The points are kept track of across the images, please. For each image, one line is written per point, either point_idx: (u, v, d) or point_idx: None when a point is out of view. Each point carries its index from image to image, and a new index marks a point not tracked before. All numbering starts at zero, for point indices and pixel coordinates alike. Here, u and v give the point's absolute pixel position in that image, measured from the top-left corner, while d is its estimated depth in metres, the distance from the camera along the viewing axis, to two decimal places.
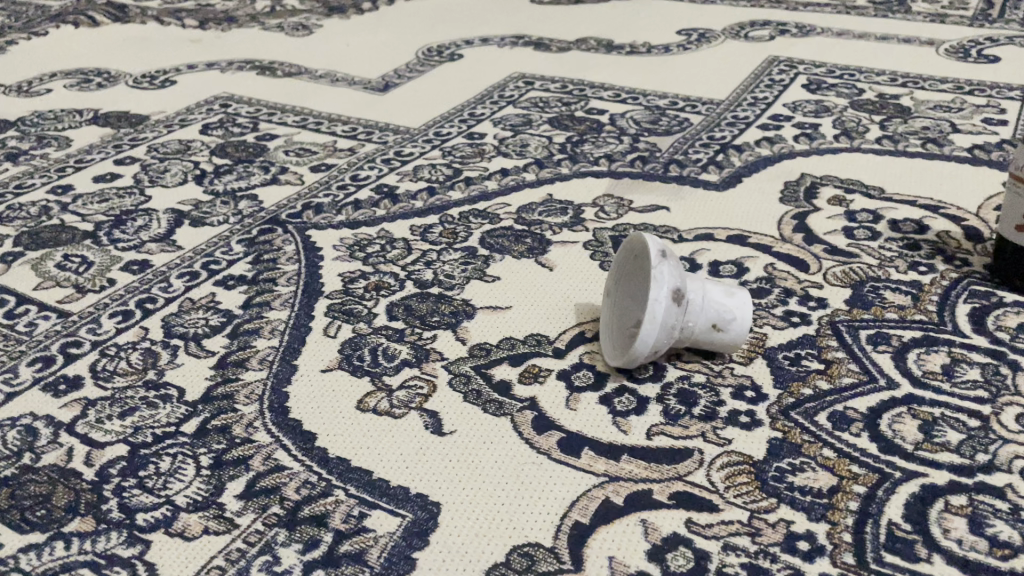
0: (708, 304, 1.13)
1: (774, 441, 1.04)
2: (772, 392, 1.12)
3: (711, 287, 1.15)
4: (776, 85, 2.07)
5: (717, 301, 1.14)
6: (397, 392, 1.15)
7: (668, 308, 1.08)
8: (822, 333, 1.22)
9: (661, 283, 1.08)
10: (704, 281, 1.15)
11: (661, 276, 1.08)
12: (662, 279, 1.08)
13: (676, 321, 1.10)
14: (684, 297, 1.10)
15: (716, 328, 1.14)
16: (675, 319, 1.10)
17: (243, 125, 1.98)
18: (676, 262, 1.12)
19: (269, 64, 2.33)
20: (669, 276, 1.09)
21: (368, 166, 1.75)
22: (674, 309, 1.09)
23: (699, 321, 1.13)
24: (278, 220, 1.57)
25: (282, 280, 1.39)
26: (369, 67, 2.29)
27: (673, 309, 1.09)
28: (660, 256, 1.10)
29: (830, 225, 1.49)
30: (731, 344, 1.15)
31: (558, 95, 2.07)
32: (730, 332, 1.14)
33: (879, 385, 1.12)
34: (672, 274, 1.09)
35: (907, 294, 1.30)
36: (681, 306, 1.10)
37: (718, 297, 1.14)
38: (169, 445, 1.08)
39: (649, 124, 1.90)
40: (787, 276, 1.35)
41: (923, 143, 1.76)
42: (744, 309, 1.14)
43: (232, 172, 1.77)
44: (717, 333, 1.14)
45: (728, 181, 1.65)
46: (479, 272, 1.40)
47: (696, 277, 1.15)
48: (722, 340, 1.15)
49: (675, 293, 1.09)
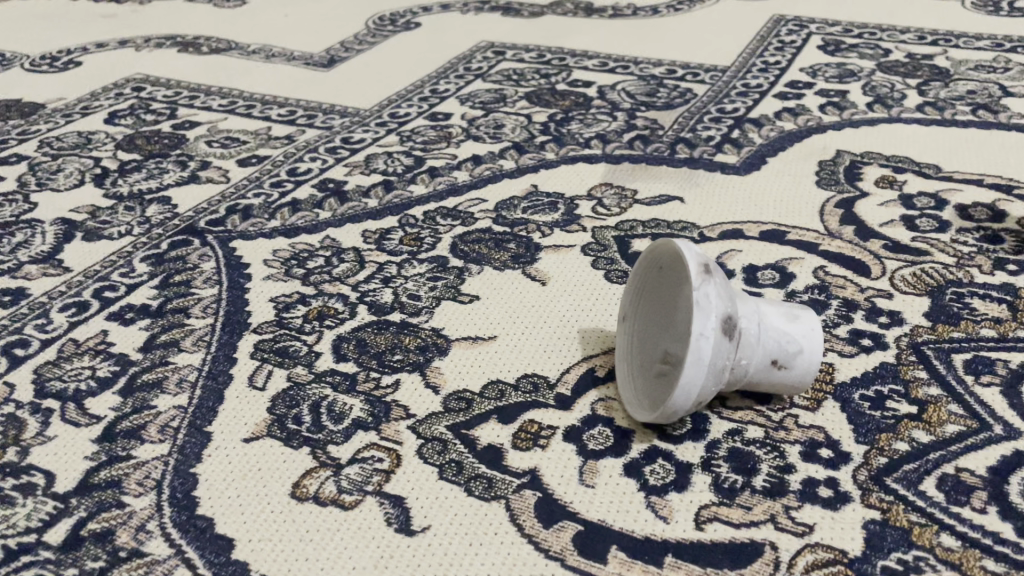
0: (764, 332, 0.85)
1: (871, 526, 0.76)
2: (855, 450, 0.83)
3: (764, 309, 0.86)
4: (787, 47, 1.78)
5: (774, 328, 0.85)
6: (348, 469, 0.84)
7: (719, 344, 0.79)
8: (904, 360, 0.94)
9: (708, 310, 0.78)
10: (754, 300, 0.86)
11: (708, 301, 0.79)
12: (708, 305, 0.79)
13: (727, 359, 0.81)
14: (736, 327, 0.81)
15: (775, 365, 0.85)
16: (727, 357, 0.81)
17: (157, 111, 1.64)
18: (723, 279, 0.82)
19: (193, 40, 1.98)
20: (717, 301, 0.79)
21: (309, 157, 1.43)
22: (725, 344, 0.80)
23: (755, 356, 0.84)
24: (195, 229, 1.25)
25: (197, 310, 1.07)
26: (310, 40, 1.95)
27: (724, 345, 0.80)
28: (703, 273, 0.80)
29: (885, 214, 1.20)
30: (795, 382, 0.86)
31: (535, 66, 1.76)
32: (794, 368, 0.86)
33: (996, 433, 0.84)
34: (720, 297, 0.80)
35: (1002, 302, 1.02)
36: (733, 340, 0.81)
37: (775, 322, 0.86)
38: (25, 566, 0.76)
39: (646, 97, 1.60)
40: (846, 283, 1.06)
41: (973, 109, 1.48)
42: (811, 338, 0.86)
43: (141, 169, 1.43)
44: (776, 370, 0.86)
45: (751, 162, 1.35)
46: (452, 290, 1.09)
47: (744, 296, 0.86)
48: (783, 378, 0.86)
49: (725, 324, 0.79)
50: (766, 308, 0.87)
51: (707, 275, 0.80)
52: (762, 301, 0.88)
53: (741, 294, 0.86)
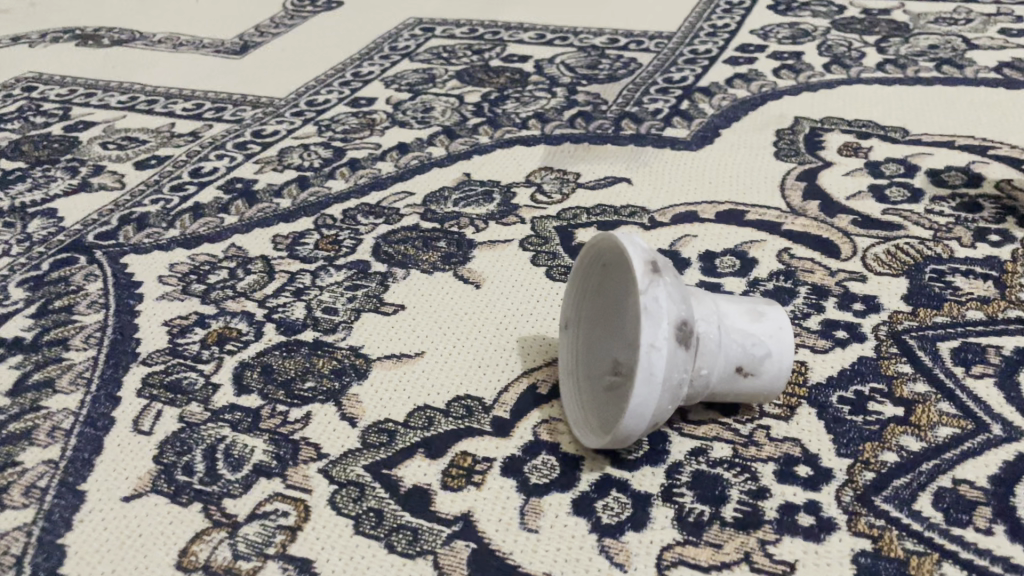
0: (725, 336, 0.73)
1: (862, 560, 0.64)
2: (837, 465, 0.72)
3: (724, 307, 0.74)
4: (736, 9, 1.66)
5: (737, 329, 0.74)
6: (246, 528, 0.71)
7: (674, 355, 0.67)
8: (885, 353, 0.83)
9: (659, 318, 0.66)
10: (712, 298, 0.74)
11: (658, 307, 0.67)
12: (658, 310, 0.67)
13: (685, 372, 0.69)
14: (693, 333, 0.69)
15: (740, 371, 0.74)
16: (685, 370, 0.69)
17: (48, 112, 1.47)
18: (674, 278, 0.70)
19: (94, 32, 1.81)
20: (669, 306, 0.67)
21: (215, 155, 1.29)
22: (682, 355, 0.68)
23: (717, 364, 0.72)
24: (82, 245, 1.10)
25: (78, 341, 0.93)
26: (222, 26, 1.79)
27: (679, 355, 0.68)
28: (651, 273, 0.68)
29: (851, 186, 1.09)
30: (764, 390, 0.75)
31: (467, 42, 1.62)
32: (763, 374, 0.74)
33: (994, 434, 0.74)
34: (673, 299, 0.68)
35: (987, 279, 0.91)
36: (690, 348, 0.69)
37: (737, 322, 0.74)
38: None
39: (587, 69, 1.47)
40: (814, 267, 0.95)
41: (937, 65, 1.38)
42: (779, 339, 0.74)
43: (25, 178, 1.27)
44: (742, 377, 0.74)
45: (703, 135, 1.23)
46: (374, 299, 0.96)
47: (700, 293, 0.74)
48: (750, 387, 0.74)
49: (681, 332, 0.67)
50: (726, 306, 0.75)
51: (656, 275, 0.68)
52: (722, 298, 0.76)
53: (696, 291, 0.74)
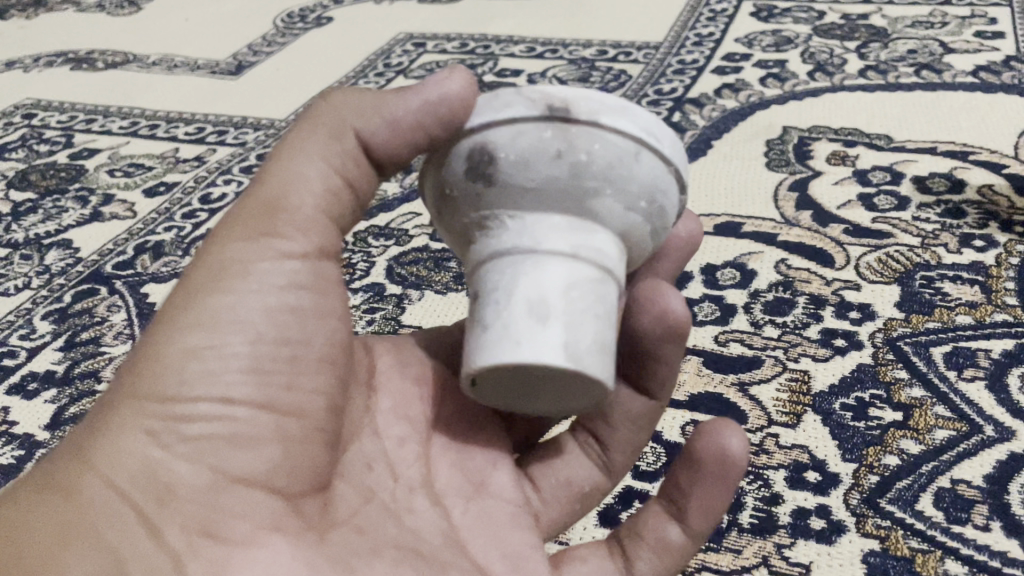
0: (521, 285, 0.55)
1: (871, 559, 0.71)
2: (843, 469, 0.77)
3: (612, 126, 0.55)
4: (719, 16, 1.70)
5: (607, 176, 0.55)
6: None
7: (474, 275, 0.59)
8: (882, 359, 0.88)
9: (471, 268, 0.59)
10: (613, 114, 0.55)
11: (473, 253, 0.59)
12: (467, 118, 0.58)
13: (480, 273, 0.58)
14: (495, 261, 0.56)
15: (577, 237, 0.56)
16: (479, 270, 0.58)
17: (51, 140, 1.50)
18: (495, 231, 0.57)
19: (88, 55, 1.83)
20: (478, 266, 0.58)
21: (223, 181, 1.32)
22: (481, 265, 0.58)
23: (522, 278, 0.55)
24: (101, 276, 1.13)
25: (109, 373, 0.96)
26: (214, 46, 1.82)
27: (489, 228, 0.57)
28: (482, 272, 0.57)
29: (841, 194, 1.14)
30: (527, 338, 0.53)
31: (459, 57, 1.66)
32: (545, 329, 0.53)
33: (987, 435, 0.79)
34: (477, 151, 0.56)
35: (974, 284, 0.97)
36: (487, 262, 0.57)
37: (614, 167, 0.55)
38: None
39: (579, 82, 1.51)
40: (811, 276, 1.00)
41: (916, 70, 1.43)
42: (534, 348, 0.53)
43: (36, 210, 1.30)
44: (579, 254, 0.55)
45: (697, 147, 1.28)
46: (392, 322, 1.00)
47: (613, 104, 0.56)
48: (530, 328, 0.53)
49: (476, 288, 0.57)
50: (635, 170, 0.56)
51: (473, 162, 0.57)
52: (670, 155, 0.58)
53: (632, 115, 0.56)
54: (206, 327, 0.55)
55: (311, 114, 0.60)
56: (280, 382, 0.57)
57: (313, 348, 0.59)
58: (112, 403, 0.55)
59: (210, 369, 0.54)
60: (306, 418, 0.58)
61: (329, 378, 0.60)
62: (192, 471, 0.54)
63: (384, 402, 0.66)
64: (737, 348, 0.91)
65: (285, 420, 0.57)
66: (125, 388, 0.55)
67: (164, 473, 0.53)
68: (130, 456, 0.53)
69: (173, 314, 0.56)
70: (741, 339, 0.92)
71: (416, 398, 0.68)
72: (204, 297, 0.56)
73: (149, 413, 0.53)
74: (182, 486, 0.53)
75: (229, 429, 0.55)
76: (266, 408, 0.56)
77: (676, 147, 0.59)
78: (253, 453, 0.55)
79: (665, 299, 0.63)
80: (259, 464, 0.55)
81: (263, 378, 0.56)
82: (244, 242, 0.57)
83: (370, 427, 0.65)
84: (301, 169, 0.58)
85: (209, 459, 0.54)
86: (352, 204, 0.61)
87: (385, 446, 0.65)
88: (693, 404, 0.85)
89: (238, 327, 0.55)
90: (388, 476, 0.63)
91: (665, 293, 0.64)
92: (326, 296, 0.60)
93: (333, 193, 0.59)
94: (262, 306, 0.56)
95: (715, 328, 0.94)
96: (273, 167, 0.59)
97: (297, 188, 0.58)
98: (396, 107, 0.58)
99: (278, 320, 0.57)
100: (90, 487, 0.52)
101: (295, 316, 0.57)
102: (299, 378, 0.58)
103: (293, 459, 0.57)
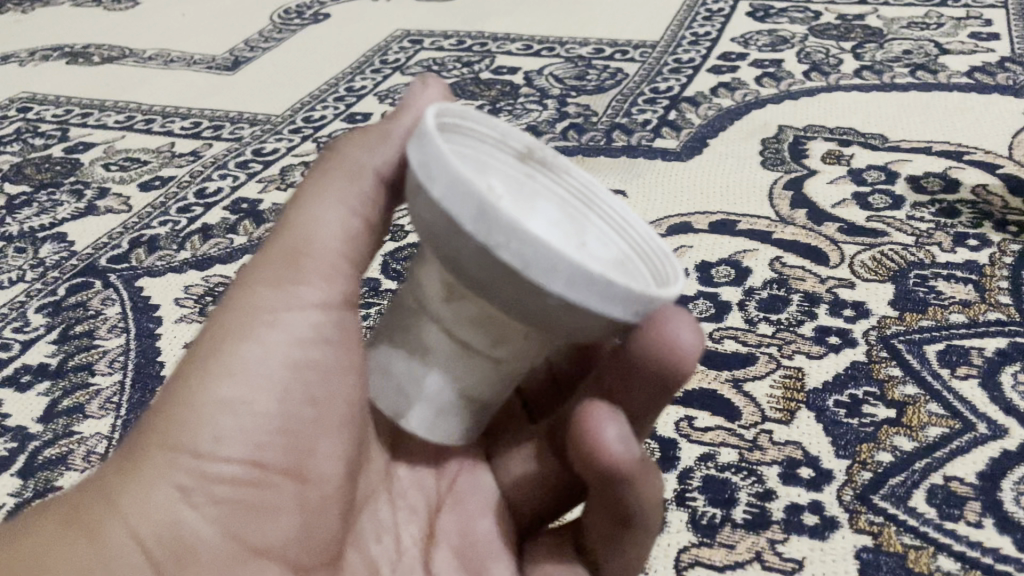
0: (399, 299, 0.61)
1: (864, 555, 0.71)
2: (837, 465, 0.78)
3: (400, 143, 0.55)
4: (715, 16, 1.71)
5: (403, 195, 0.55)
6: None
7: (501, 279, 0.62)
8: (876, 357, 0.88)
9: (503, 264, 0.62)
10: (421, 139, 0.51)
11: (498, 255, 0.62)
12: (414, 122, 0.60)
13: None
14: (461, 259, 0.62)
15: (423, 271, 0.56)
16: None
17: (46, 133, 1.50)
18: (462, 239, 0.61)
19: (84, 49, 1.83)
20: None
21: (218, 175, 1.31)
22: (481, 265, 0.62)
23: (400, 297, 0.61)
24: (95, 269, 1.13)
25: (103, 366, 0.96)
26: (211, 42, 1.82)
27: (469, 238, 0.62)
28: None
29: (836, 193, 1.15)
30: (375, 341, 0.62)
31: (456, 54, 1.66)
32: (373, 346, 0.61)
33: (979, 432, 0.80)
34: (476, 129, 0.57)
35: (967, 283, 0.97)
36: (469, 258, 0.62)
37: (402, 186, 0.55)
38: None
39: (576, 80, 1.51)
40: (805, 274, 1.00)
41: (912, 71, 1.43)
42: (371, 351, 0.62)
43: (31, 204, 1.30)
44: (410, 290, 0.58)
45: (692, 146, 1.28)
46: None
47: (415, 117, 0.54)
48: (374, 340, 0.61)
49: None
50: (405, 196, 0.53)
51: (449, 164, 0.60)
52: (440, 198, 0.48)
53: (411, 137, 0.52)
54: (236, 380, 0.53)
55: (327, 160, 0.61)
56: (303, 448, 0.56)
57: (334, 408, 0.57)
58: (138, 446, 0.52)
59: (241, 427, 0.53)
60: (323, 486, 0.57)
61: (348, 442, 0.59)
62: (212, 534, 0.52)
63: (402, 471, 0.66)
64: (732, 345, 0.91)
65: (306, 489, 0.56)
66: (154, 432, 0.52)
67: (186, 534, 0.51)
68: (156, 510, 0.50)
69: (203, 358, 0.53)
70: (736, 336, 0.92)
71: (430, 469, 0.67)
72: (228, 349, 0.54)
73: (180, 468, 0.51)
74: (202, 550, 0.52)
75: (254, 495, 0.54)
76: (290, 475, 0.55)
77: (429, 167, 0.49)
78: (272, 522, 0.54)
79: (594, 428, 0.53)
80: (277, 534, 0.55)
81: (290, 443, 0.55)
82: (266, 291, 0.56)
83: (386, 493, 0.65)
84: (319, 214, 0.58)
85: (230, 524, 0.53)
86: (369, 241, 0.61)
87: (397, 516, 0.64)
88: (687, 401, 0.85)
89: (263, 383, 0.54)
90: (395, 549, 0.63)
91: (598, 419, 0.53)
92: (350, 350, 0.58)
93: (353, 234, 0.59)
94: (285, 362, 0.55)
95: (709, 325, 0.94)
96: (291, 215, 0.58)
97: (320, 232, 0.58)
98: (400, 130, 0.60)
99: (300, 376, 0.56)
100: (114, 534, 0.49)
101: (317, 373, 0.56)
102: (320, 444, 0.57)
103: (309, 530, 0.56)
